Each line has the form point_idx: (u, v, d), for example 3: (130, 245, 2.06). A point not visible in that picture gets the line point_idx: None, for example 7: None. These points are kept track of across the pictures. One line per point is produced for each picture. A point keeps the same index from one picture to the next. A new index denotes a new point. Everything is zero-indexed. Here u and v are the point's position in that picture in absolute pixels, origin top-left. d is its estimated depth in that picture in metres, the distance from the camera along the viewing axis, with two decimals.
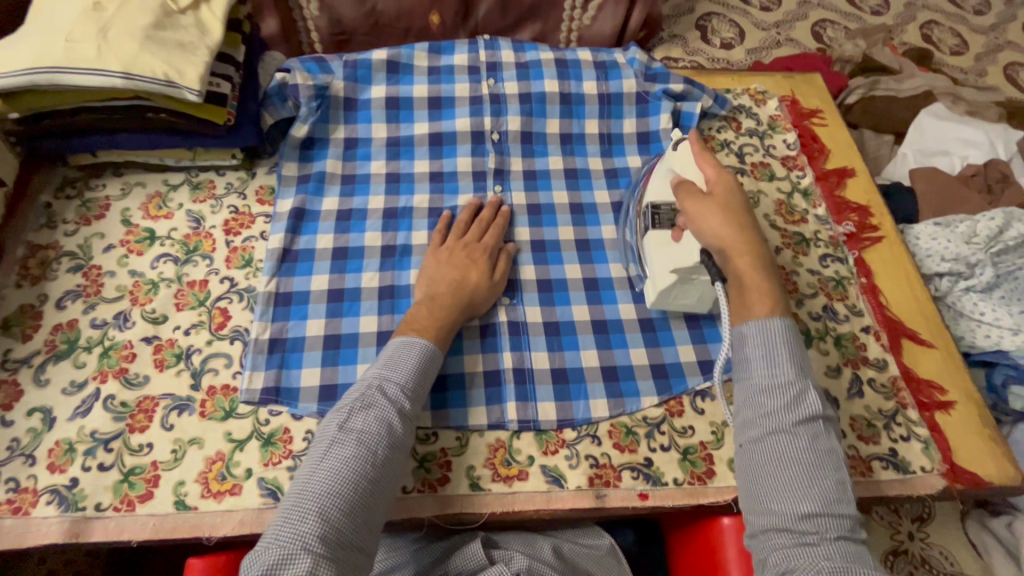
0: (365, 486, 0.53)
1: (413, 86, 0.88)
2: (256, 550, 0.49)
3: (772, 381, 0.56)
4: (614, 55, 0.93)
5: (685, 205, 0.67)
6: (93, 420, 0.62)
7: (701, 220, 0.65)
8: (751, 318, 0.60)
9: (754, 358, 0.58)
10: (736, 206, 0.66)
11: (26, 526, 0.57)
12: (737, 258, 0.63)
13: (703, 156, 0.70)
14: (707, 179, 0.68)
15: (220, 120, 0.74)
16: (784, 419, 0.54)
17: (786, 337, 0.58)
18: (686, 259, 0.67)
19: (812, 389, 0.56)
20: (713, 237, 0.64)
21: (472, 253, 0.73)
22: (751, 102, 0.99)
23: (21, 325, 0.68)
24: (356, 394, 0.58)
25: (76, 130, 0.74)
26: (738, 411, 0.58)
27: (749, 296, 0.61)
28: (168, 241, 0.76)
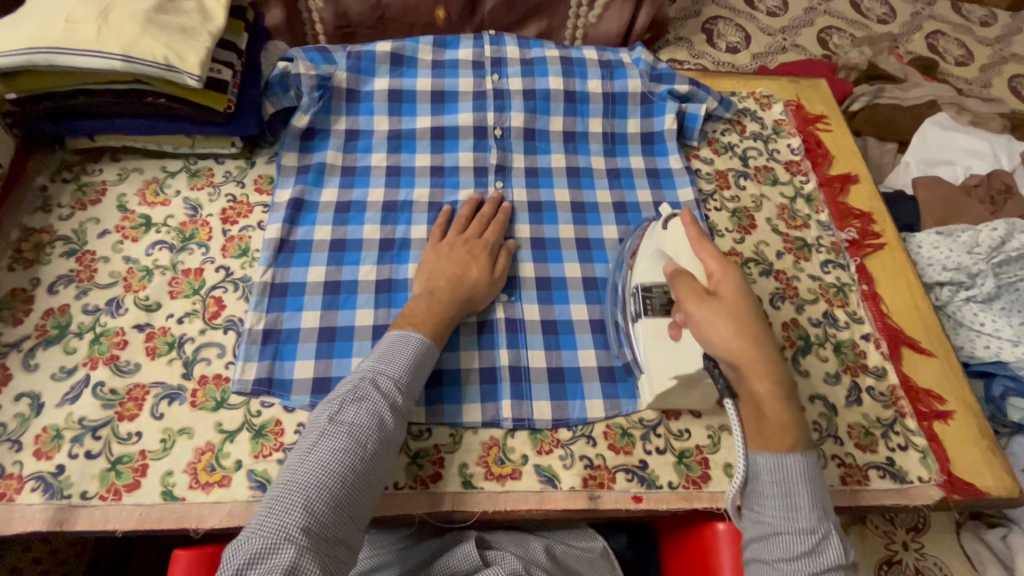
0: (353, 479, 0.52)
1: (416, 80, 0.87)
2: (238, 539, 0.48)
3: (790, 512, 0.54)
4: (619, 55, 0.93)
5: (687, 308, 0.59)
6: (82, 407, 0.61)
7: (710, 328, 0.57)
8: (771, 449, 0.56)
9: (774, 481, 0.55)
10: (746, 308, 0.58)
11: (10, 513, 0.56)
12: (755, 380, 0.57)
13: (701, 244, 0.62)
14: (709, 273, 0.61)
15: (221, 107, 0.73)
16: (805, 566, 0.52)
17: (808, 481, 0.55)
18: (687, 363, 0.61)
19: (835, 535, 0.54)
20: (724, 351, 0.57)
21: (472, 249, 0.72)
22: (756, 105, 0.98)
23: (12, 309, 0.67)
24: (348, 386, 0.57)
25: (74, 113, 0.73)
26: (750, 537, 0.56)
27: (771, 434, 0.57)
28: (164, 228, 0.75)
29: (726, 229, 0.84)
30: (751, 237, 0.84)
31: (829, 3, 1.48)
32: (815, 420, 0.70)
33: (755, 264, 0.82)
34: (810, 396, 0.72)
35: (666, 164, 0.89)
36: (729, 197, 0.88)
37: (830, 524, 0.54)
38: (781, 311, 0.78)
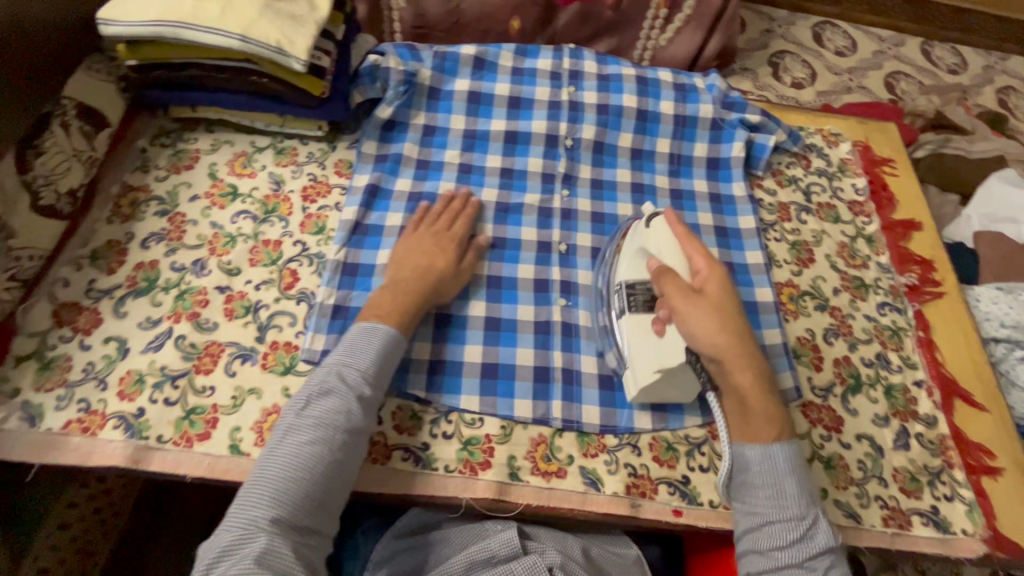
0: (322, 471, 0.55)
1: (495, 84, 0.90)
2: (212, 534, 0.52)
3: (779, 500, 0.59)
4: (693, 80, 0.95)
5: (676, 302, 0.63)
6: (164, 356, 0.65)
7: (689, 323, 0.62)
8: (754, 442, 0.61)
9: (762, 470, 0.60)
10: (728, 304, 0.64)
11: (93, 446, 0.60)
12: (736, 374, 0.62)
13: (688, 241, 0.67)
14: (695, 271, 0.66)
15: (317, 92, 0.78)
16: (794, 551, 0.56)
17: (793, 468, 0.60)
18: (670, 360, 0.63)
19: (823, 520, 0.58)
20: (710, 346, 0.62)
21: (441, 242, 0.73)
22: (823, 142, 0.99)
23: (107, 258, 0.71)
24: (314, 381, 0.60)
25: (183, 84, 0.78)
26: (742, 530, 0.60)
27: (756, 424, 0.62)
28: (249, 199, 0.79)
29: (784, 260, 0.85)
30: (808, 271, 0.85)
31: (899, 48, 1.47)
32: (860, 459, 0.70)
33: (811, 298, 0.82)
34: (857, 435, 0.72)
35: (729, 191, 0.90)
36: (789, 229, 0.88)
37: (816, 510, 0.58)
38: (833, 347, 0.78)
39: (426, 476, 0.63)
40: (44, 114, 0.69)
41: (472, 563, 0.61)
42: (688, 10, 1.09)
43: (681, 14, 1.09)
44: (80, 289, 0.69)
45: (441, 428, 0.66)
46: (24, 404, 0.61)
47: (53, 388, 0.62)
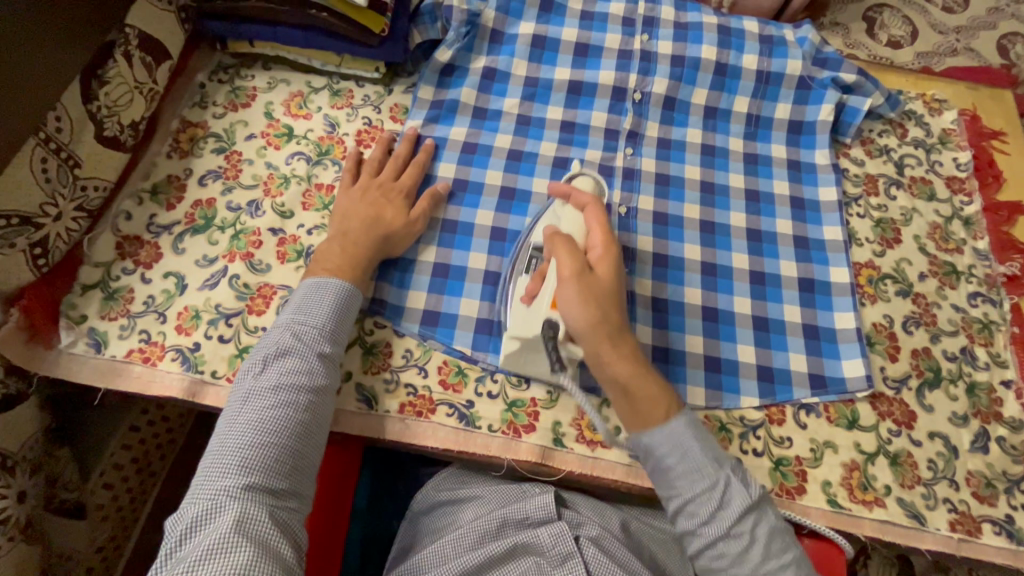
0: (291, 432, 0.54)
1: (562, 28, 0.84)
2: (177, 511, 0.50)
3: (673, 438, 0.57)
4: (783, 31, 0.85)
5: (563, 276, 0.59)
6: (219, 294, 0.66)
7: (568, 313, 0.58)
8: (647, 427, 0.58)
9: (668, 446, 0.57)
10: (614, 291, 0.60)
11: (153, 376, 0.62)
12: (612, 365, 0.58)
13: (594, 210, 0.65)
14: (589, 248, 0.63)
15: (377, 28, 0.75)
16: (693, 489, 0.55)
17: (694, 437, 0.57)
18: (529, 328, 0.61)
19: (709, 444, 0.57)
20: (580, 327, 0.58)
21: (387, 192, 0.70)
22: (925, 109, 0.88)
23: (166, 193, 0.72)
24: (269, 344, 0.58)
25: (243, 17, 0.77)
26: (651, 476, 0.58)
27: (641, 407, 0.58)
28: (304, 141, 0.77)
29: (866, 238, 0.78)
30: (893, 252, 0.77)
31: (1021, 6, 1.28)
32: (931, 458, 0.65)
33: (893, 281, 0.75)
34: (930, 433, 0.67)
35: (810, 158, 0.82)
36: (876, 204, 0.80)
37: (704, 439, 0.57)
38: (913, 337, 0.72)
39: (469, 433, 0.62)
40: (108, 42, 0.67)
41: (504, 522, 0.60)
42: None
43: None
44: (142, 223, 0.69)
45: (486, 386, 0.65)
46: (91, 331, 0.63)
47: (117, 317, 0.64)
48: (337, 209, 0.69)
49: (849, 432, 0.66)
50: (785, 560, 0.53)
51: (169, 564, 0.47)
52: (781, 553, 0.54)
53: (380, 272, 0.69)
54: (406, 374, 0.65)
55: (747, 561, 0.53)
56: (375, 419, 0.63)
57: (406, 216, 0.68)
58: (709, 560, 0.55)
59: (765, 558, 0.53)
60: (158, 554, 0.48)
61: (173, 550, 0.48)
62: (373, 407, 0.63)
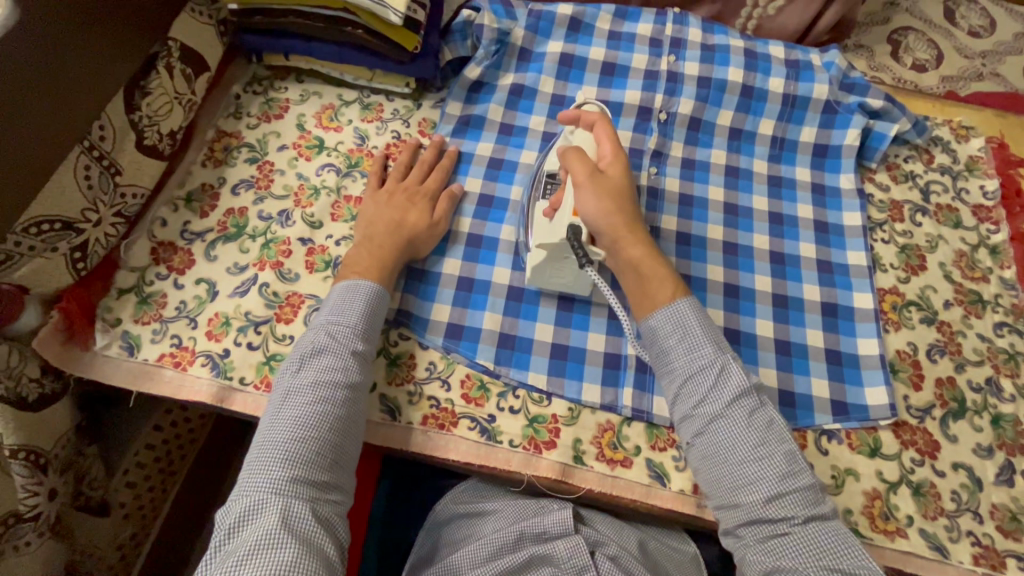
0: (330, 428, 0.55)
1: (590, 48, 0.85)
2: (225, 504, 0.52)
3: (691, 352, 0.59)
4: (809, 55, 0.86)
5: (578, 178, 0.63)
6: (249, 302, 0.67)
7: (583, 206, 0.62)
8: (657, 310, 0.61)
9: (670, 328, 0.60)
10: (624, 187, 0.65)
11: (183, 380, 0.64)
12: (628, 247, 0.63)
13: (603, 126, 0.68)
14: (600, 156, 0.67)
15: (410, 46, 0.77)
16: (717, 399, 0.57)
17: (695, 317, 0.60)
18: (553, 235, 0.63)
19: (734, 363, 0.58)
20: (600, 221, 0.62)
21: (412, 196, 0.71)
22: (952, 136, 0.88)
23: (200, 201, 0.73)
24: (305, 343, 0.59)
25: (280, 32, 0.79)
26: (672, 395, 0.60)
27: (653, 290, 0.62)
28: (334, 152, 0.79)
29: (890, 264, 0.78)
30: (917, 279, 0.77)
31: None
32: (955, 490, 0.65)
33: (917, 309, 0.75)
34: (954, 464, 0.66)
35: (835, 182, 0.82)
36: (901, 230, 0.80)
37: (726, 355, 0.59)
38: (937, 365, 0.71)
39: (490, 448, 0.63)
40: (151, 55, 0.70)
41: (521, 535, 0.61)
42: None
43: None
44: (176, 230, 0.71)
45: (508, 401, 0.65)
46: (124, 334, 0.65)
47: (149, 322, 0.66)
48: (364, 214, 0.70)
49: (872, 459, 0.65)
50: (792, 468, 0.54)
51: (222, 555, 0.49)
52: (795, 467, 0.54)
53: (403, 280, 0.70)
54: (430, 386, 0.65)
55: (757, 483, 0.54)
56: (398, 431, 0.64)
57: (429, 219, 0.70)
58: (713, 470, 0.56)
59: (780, 479, 0.53)
60: (210, 544, 0.51)
61: (224, 543, 0.50)
62: (396, 418, 0.64)
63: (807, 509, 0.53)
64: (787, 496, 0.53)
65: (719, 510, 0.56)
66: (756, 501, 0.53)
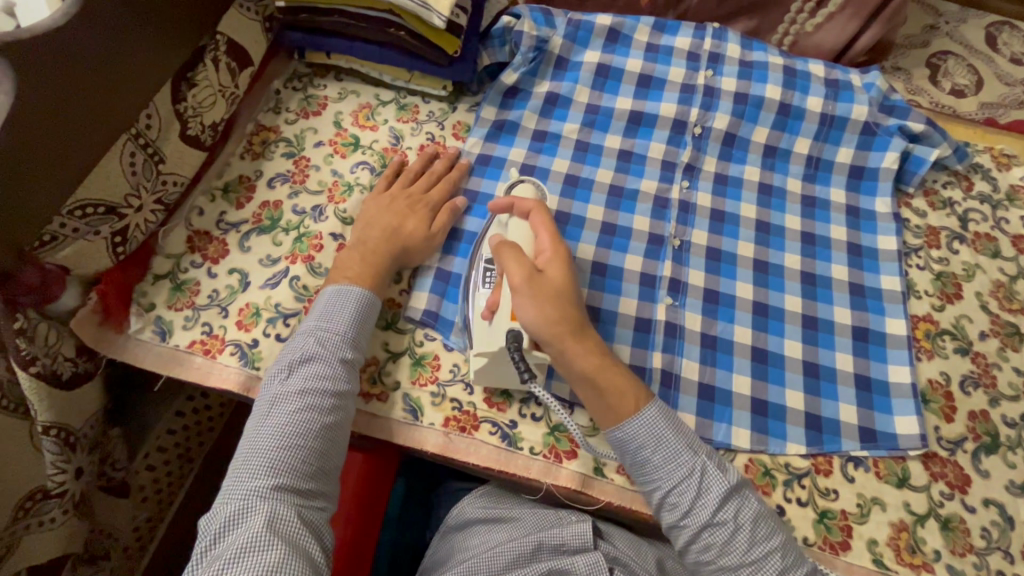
0: (316, 436, 0.55)
1: (627, 59, 0.85)
2: (211, 509, 0.52)
3: (671, 460, 0.56)
4: (850, 76, 0.85)
5: (514, 284, 0.58)
6: (279, 294, 0.68)
7: (524, 314, 0.58)
8: (621, 423, 0.58)
9: (644, 439, 0.57)
10: (565, 287, 0.61)
11: (211, 367, 0.65)
12: (576, 355, 0.58)
13: (540, 220, 0.64)
14: (538, 250, 0.63)
15: (451, 50, 0.78)
16: (700, 514, 0.55)
17: (666, 424, 0.57)
18: (492, 342, 0.60)
19: (712, 463, 0.56)
20: (542, 330, 0.58)
21: (413, 204, 0.71)
22: (993, 163, 0.86)
23: (237, 193, 0.75)
24: (293, 349, 0.59)
25: (324, 31, 0.80)
26: (655, 506, 0.57)
27: (608, 398, 0.58)
28: (369, 151, 0.79)
29: (925, 291, 0.76)
30: (953, 308, 0.75)
31: None
32: (985, 526, 0.63)
33: (951, 338, 0.73)
34: (984, 500, 0.64)
35: (871, 206, 0.81)
36: (937, 257, 0.78)
37: (702, 457, 0.56)
38: (970, 398, 0.70)
39: (510, 454, 0.63)
40: (199, 47, 0.71)
41: (540, 546, 0.61)
42: None
43: None
44: (212, 219, 0.72)
45: (530, 408, 0.65)
46: (157, 319, 0.66)
47: (182, 308, 0.67)
48: (364, 215, 0.70)
49: (899, 490, 0.64)
50: (788, 562, 0.54)
51: (206, 560, 0.49)
52: (767, 538, 0.55)
53: (430, 280, 0.70)
54: (453, 388, 0.65)
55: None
56: (420, 431, 0.64)
57: (427, 229, 0.70)
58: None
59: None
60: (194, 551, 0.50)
61: (208, 548, 0.50)
62: (418, 418, 0.64)
63: None
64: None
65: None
66: None
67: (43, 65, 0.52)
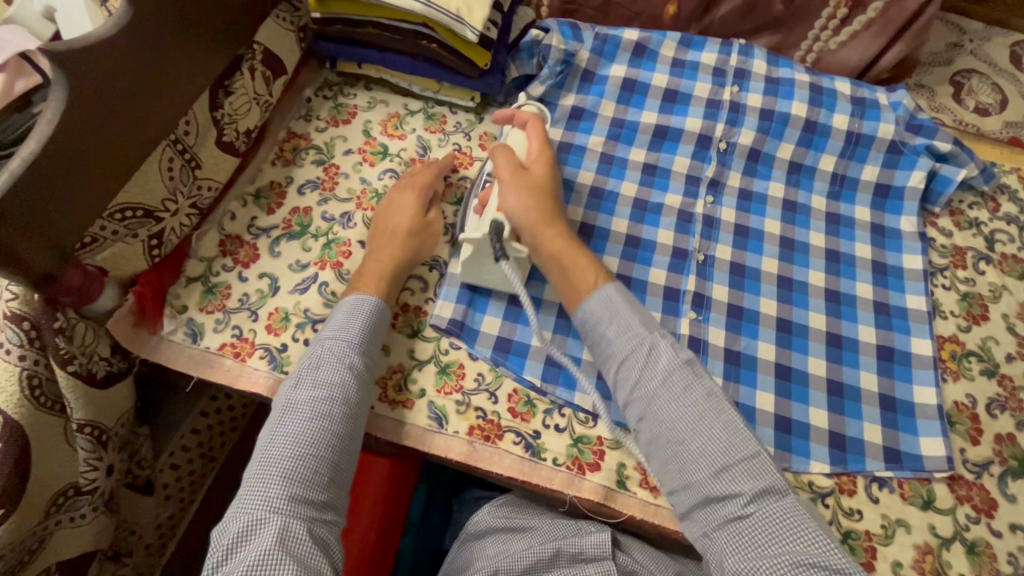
0: (327, 446, 0.55)
1: (653, 73, 0.86)
2: (224, 521, 0.52)
3: (623, 332, 0.60)
4: (876, 94, 0.85)
5: (502, 176, 0.67)
6: (308, 299, 0.69)
7: (507, 198, 0.66)
8: (584, 297, 0.63)
9: (599, 314, 0.61)
10: (547, 182, 0.68)
11: (241, 371, 0.66)
12: (547, 240, 0.65)
13: (535, 126, 0.71)
14: (529, 152, 0.71)
15: (481, 62, 0.79)
16: (646, 380, 0.57)
17: (622, 299, 0.61)
18: (478, 230, 0.66)
19: (664, 341, 0.59)
20: (522, 217, 0.65)
21: (407, 193, 0.72)
22: (1020, 184, 0.86)
23: (268, 199, 0.76)
24: (305, 360, 0.60)
25: (357, 42, 0.82)
26: (611, 378, 0.60)
27: (572, 277, 0.64)
28: (396, 159, 0.81)
29: (951, 311, 0.76)
30: (979, 329, 0.75)
31: None
32: (1012, 552, 0.62)
33: (977, 359, 0.73)
34: (1011, 525, 0.64)
35: (896, 224, 0.81)
36: (963, 277, 0.78)
37: (656, 334, 0.59)
38: (997, 421, 0.69)
39: (534, 464, 0.63)
40: (237, 56, 0.73)
41: (556, 553, 0.62)
42: (874, 11, 0.85)
43: (863, 16, 0.86)
44: (244, 224, 0.74)
45: (554, 419, 0.65)
46: (189, 321, 0.68)
47: (213, 311, 0.68)
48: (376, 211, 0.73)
49: (924, 512, 0.64)
50: (734, 439, 0.53)
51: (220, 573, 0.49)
52: (715, 415, 0.54)
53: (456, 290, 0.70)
54: (477, 398, 0.66)
55: (699, 467, 0.53)
56: (446, 439, 0.64)
57: (422, 222, 0.71)
58: (659, 449, 0.56)
59: (718, 458, 0.53)
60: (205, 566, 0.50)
61: (221, 560, 0.50)
62: (443, 426, 0.64)
63: (756, 484, 0.52)
64: (733, 467, 0.52)
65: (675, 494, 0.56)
66: (704, 477, 0.53)
67: (91, 73, 0.53)
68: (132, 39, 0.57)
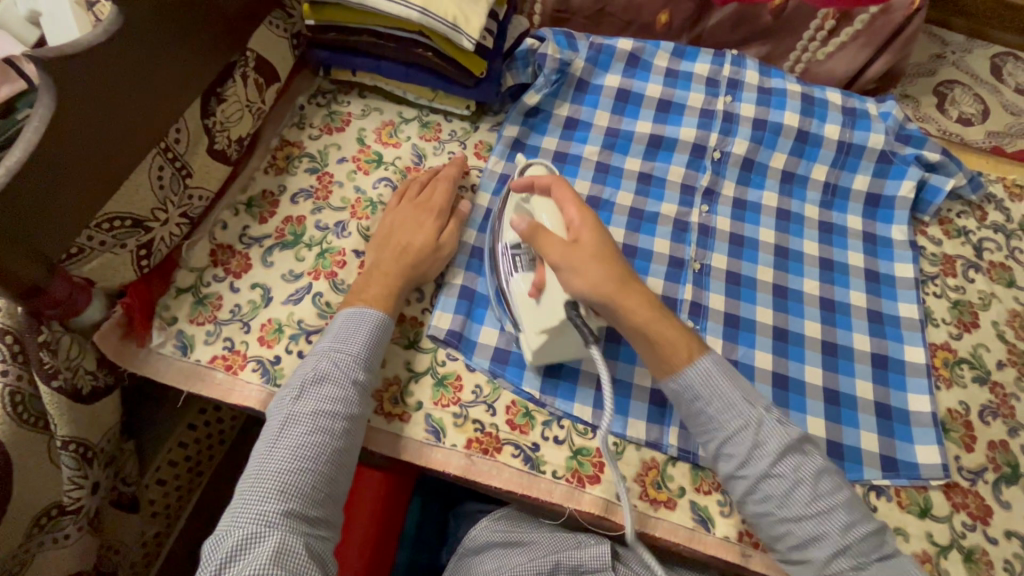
0: (326, 461, 0.54)
1: (647, 83, 0.86)
2: (216, 532, 0.50)
3: (727, 405, 0.57)
4: (866, 104, 0.86)
5: (554, 254, 0.59)
6: (302, 310, 0.68)
7: (584, 272, 0.58)
8: (675, 370, 0.59)
9: (699, 389, 0.58)
10: (604, 244, 0.60)
11: (233, 384, 0.64)
12: (630, 312, 0.58)
13: (563, 187, 0.63)
14: (568, 223, 0.61)
15: (477, 71, 0.79)
16: (755, 462, 0.56)
17: (722, 372, 0.58)
18: (550, 319, 0.60)
19: (769, 418, 0.57)
20: (596, 294, 0.58)
21: (420, 213, 0.71)
22: (1005, 193, 0.87)
23: (260, 207, 0.75)
24: (306, 369, 0.58)
25: (351, 49, 0.81)
26: (710, 449, 0.58)
27: (663, 351, 0.59)
28: (391, 167, 0.80)
29: (942, 319, 0.77)
30: (970, 336, 0.76)
31: None
32: (1008, 558, 0.63)
33: (969, 367, 0.74)
34: (1006, 531, 0.64)
35: (887, 233, 0.82)
36: (953, 285, 0.79)
37: (762, 407, 0.57)
38: (990, 428, 0.70)
39: (533, 477, 0.62)
40: (230, 63, 0.72)
41: (556, 566, 0.62)
42: (861, 24, 0.86)
43: (850, 28, 0.87)
44: (235, 234, 0.72)
45: (553, 430, 0.65)
46: (179, 333, 0.66)
47: (203, 322, 0.67)
48: (381, 227, 0.71)
49: (921, 520, 0.64)
50: (853, 517, 0.54)
51: None
52: (833, 492, 0.54)
53: (453, 300, 0.70)
54: (476, 410, 0.65)
55: (824, 538, 0.53)
56: (443, 452, 0.63)
57: (434, 244, 0.69)
58: (755, 505, 0.56)
59: (843, 530, 0.53)
60: None
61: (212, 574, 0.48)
62: (440, 439, 0.63)
63: (877, 554, 0.53)
64: (855, 545, 0.53)
65: (788, 561, 0.57)
66: (823, 557, 0.53)
67: (81, 80, 0.52)
68: (124, 47, 0.56)
